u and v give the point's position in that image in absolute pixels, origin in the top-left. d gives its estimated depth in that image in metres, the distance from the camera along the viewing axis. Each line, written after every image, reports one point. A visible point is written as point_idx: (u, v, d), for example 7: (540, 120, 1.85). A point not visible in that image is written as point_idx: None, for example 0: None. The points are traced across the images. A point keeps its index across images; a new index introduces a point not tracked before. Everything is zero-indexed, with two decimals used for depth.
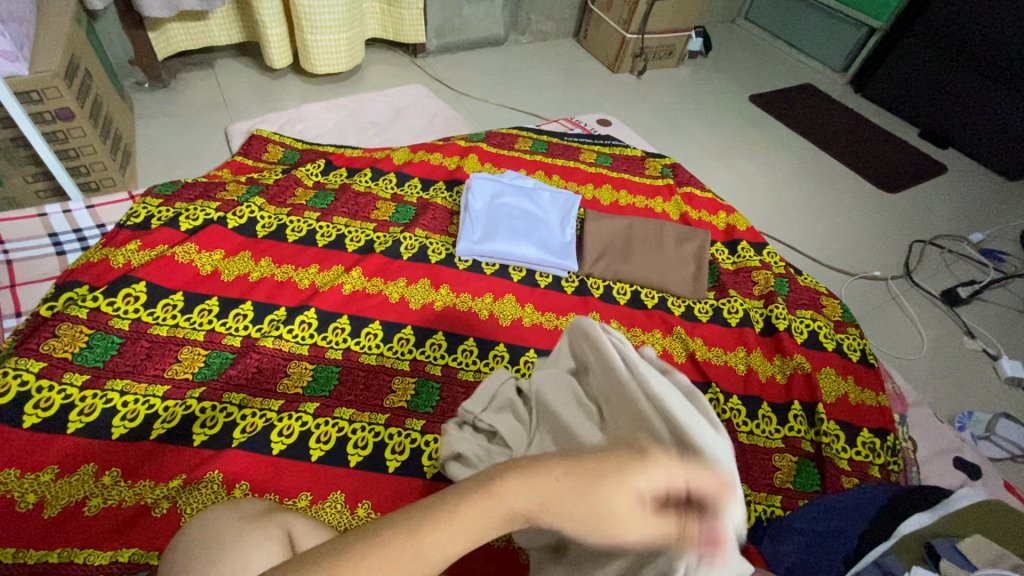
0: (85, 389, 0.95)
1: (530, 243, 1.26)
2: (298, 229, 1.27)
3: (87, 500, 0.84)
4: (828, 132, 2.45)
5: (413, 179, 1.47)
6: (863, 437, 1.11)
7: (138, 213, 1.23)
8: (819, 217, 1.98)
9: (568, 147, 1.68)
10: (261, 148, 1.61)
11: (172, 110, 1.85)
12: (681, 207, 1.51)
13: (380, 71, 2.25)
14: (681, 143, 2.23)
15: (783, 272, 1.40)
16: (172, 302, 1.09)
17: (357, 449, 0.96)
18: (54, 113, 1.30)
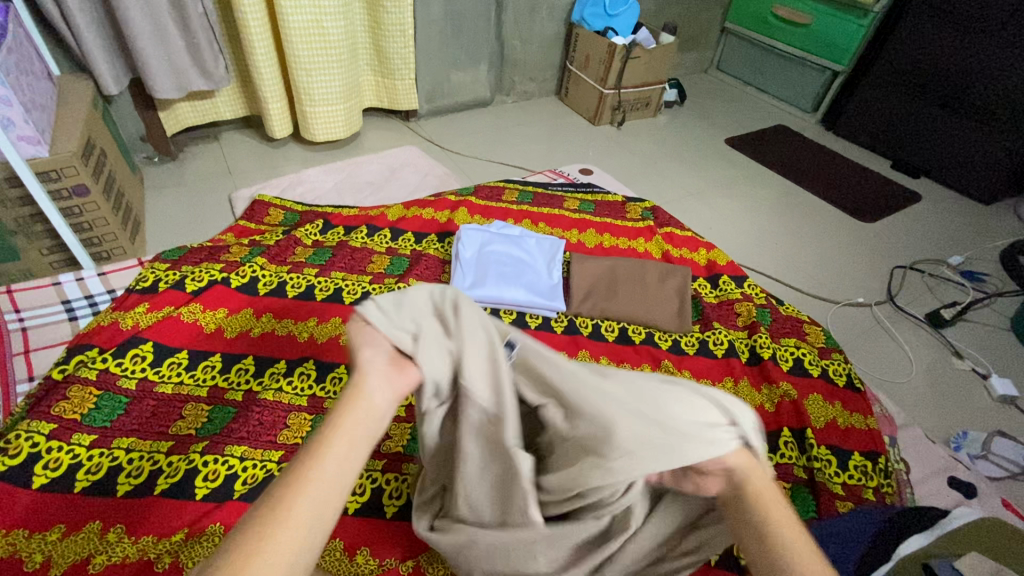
0: (93, 448, 0.99)
1: (519, 286, 1.32)
2: (298, 285, 1.34)
3: (93, 558, 0.85)
4: (803, 169, 2.57)
5: (407, 233, 1.55)
6: (855, 461, 1.12)
7: (146, 278, 1.30)
8: (800, 249, 2.06)
9: (553, 196, 1.77)
10: (262, 212, 1.71)
11: (180, 181, 1.97)
12: (662, 246, 1.58)
13: (376, 135, 2.40)
14: (662, 186, 2.34)
15: (764, 303, 1.45)
16: (177, 360, 1.14)
17: (354, 496, 0.98)
18: (70, 190, 1.40)
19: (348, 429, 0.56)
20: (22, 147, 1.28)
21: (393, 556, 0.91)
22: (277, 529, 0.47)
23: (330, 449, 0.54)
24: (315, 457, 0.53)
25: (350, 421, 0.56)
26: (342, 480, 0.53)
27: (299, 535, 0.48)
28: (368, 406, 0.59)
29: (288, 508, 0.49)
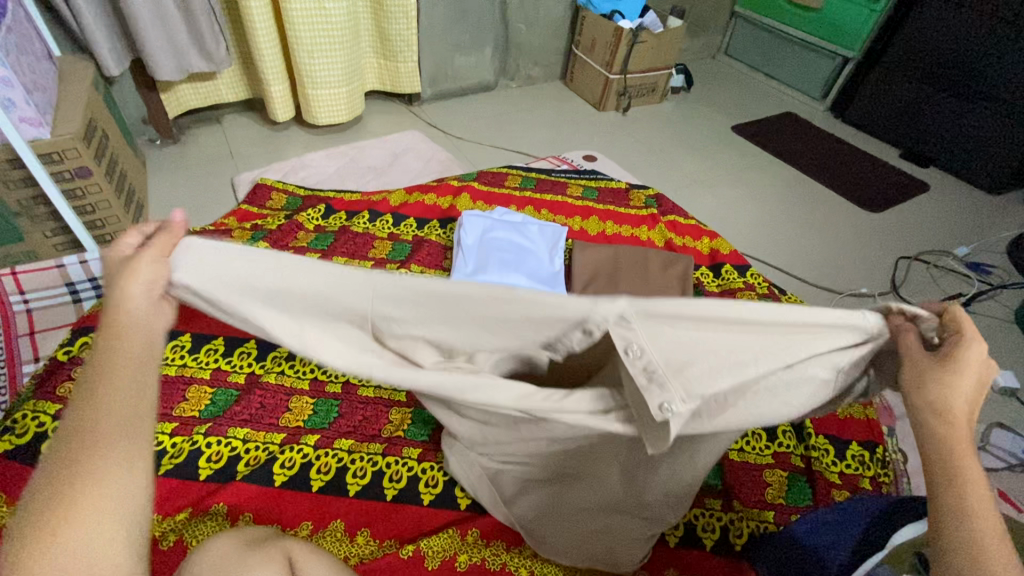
0: None
1: (521, 273, 1.32)
2: None
3: None
4: (810, 157, 2.54)
5: (409, 219, 1.55)
6: (852, 451, 1.12)
7: None
8: (805, 239, 2.04)
9: (556, 182, 1.76)
10: (265, 196, 1.71)
11: (182, 164, 1.97)
12: (665, 234, 1.57)
13: (378, 119, 2.38)
14: (667, 174, 2.32)
15: (767, 292, 1.44)
16: (180, 342, 1.15)
17: (355, 478, 1.00)
18: (73, 172, 1.40)
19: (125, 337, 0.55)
20: (25, 129, 1.28)
21: (394, 538, 0.93)
22: (100, 446, 0.48)
23: (111, 356, 0.54)
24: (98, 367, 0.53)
25: (118, 335, 0.55)
26: (142, 381, 0.54)
27: (119, 434, 0.50)
28: (139, 323, 0.57)
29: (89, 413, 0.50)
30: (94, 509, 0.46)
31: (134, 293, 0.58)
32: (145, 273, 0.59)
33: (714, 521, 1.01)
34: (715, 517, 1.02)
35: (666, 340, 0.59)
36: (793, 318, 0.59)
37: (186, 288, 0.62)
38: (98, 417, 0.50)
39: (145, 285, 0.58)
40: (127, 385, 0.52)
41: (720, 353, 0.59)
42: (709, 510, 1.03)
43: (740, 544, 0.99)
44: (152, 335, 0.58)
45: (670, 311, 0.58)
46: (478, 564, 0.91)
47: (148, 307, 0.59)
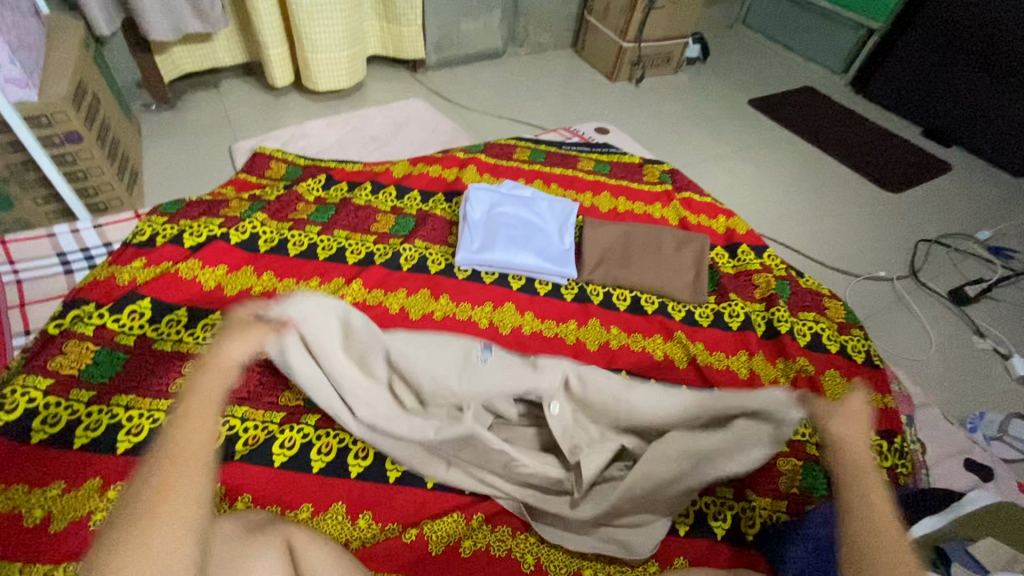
0: (91, 405, 0.97)
1: (529, 251, 1.27)
2: (300, 243, 1.29)
3: (94, 514, 0.85)
4: (829, 133, 2.44)
5: (413, 191, 1.49)
6: (869, 440, 1.09)
7: (143, 231, 1.25)
8: (822, 218, 1.97)
9: (566, 156, 1.69)
10: (264, 165, 1.64)
11: (178, 130, 1.89)
12: (680, 212, 1.51)
13: (382, 86, 2.29)
14: (680, 149, 2.23)
15: (784, 275, 1.39)
16: (176, 317, 1.11)
17: (357, 460, 0.96)
18: (62, 136, 1.33)
19: (205, 394, 0.66)
20: (10, 90, 1.21)
21: (395, 522, 0.91)
22: (177, 470, 0.58)
23: (195, 409, 0.64)
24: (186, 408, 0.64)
25: (208, 374, 0.69)
26: (209, 415, 0.64)
27: (189, 461, 0.59)
28: (221, 368, 0.70)
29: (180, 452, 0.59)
30: (162, 517, 0.54)
31: (226, 364, 0.71)
32: (240, 344, 0.73)
33: (725, 510, 0.99)
34: (727, 505, 1.00)
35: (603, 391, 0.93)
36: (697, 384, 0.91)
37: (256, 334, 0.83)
38: (180, 443, 0.60)
39: (234, 355, 0.72)
40: (200, 422, 0.63)
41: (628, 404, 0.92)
42: (720, 498, 1.00)
43: (752, 534, 0.96)
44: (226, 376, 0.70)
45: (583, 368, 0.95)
46: (482, 549, 0.89)
47: (236, 355, 0.72)
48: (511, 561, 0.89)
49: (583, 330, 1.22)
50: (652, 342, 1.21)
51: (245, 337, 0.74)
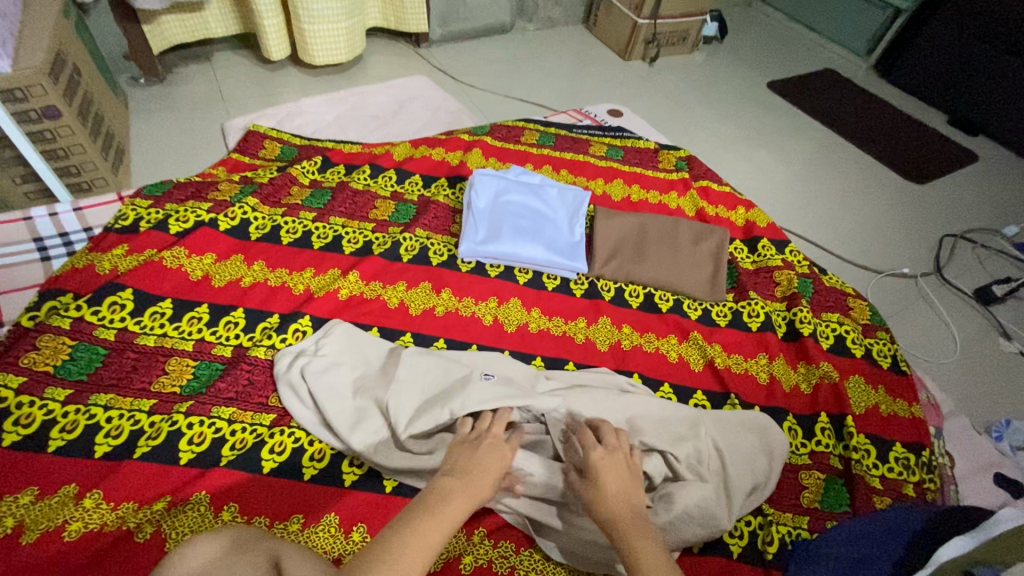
0: (67, 404, 0.91)
1: (538, 243, 1.19)
2: (294, 230, 1.21)
3: (67, 525, 0.79)
4: (851, 120, 2.33)
5: (414, 176, 1.40)
6: (896, 453, 1.03)
7: (126, 216, 1.18)
8: (843, 210, 1.88)
9: (578, 140, 1.60)
10: (257, 145, 1.55)
11: (169, 105, 1.80)
12: (697, 202, 1.42)
13: (383, 62, 2.18)
14: (695, 134, 2.13)
15: (807, 272, 1.31)
16: (159, 310, 1.04)
17: (352, 467, 0.91)
18: (39, 112, 1.25)
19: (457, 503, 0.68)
20: None
21: None
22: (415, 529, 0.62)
23: (439, 516, 0.65)
24: (436, 508, 0.66)
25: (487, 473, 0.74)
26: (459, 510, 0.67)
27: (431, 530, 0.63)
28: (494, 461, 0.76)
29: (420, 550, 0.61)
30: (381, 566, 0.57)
31: (480, 486, 0.72)
32: (495, 468, 0.75)
33: (742, 526, 0.93)
34: (744, 521, 0.93)
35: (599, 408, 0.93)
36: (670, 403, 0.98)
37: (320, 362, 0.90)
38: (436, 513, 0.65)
39: (487, 477, 0.73)
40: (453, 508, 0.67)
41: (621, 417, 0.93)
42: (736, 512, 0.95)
43: (771, 553, 0.89)
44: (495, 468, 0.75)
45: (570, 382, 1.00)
46: (483, 565, 0.83)
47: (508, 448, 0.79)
48: None
49: (594, 329, 1.15)
50: (666, 343, 1.14)
51: (497, 463, 0.76)
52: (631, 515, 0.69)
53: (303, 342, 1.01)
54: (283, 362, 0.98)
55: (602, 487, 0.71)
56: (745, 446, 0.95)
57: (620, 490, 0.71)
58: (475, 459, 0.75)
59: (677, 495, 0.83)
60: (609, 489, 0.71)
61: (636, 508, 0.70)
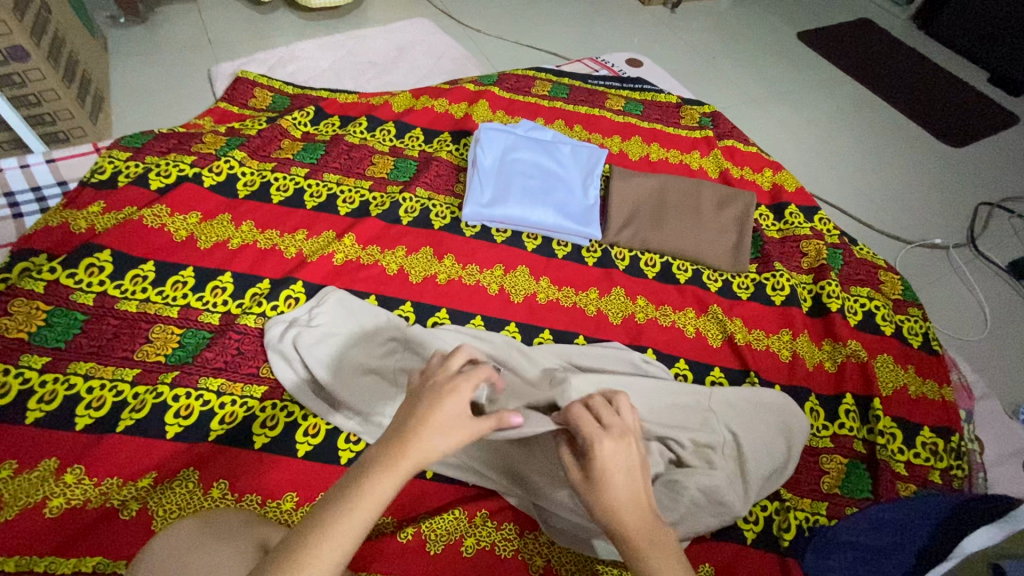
0: (45, 372, 0.85)
1: (548, 207, 1.10)
2: (284, 188, 1.12)
3: (48, 500, 0.75)
4: (887, 75, 2.16)
5: (415, 129, 1.29)
6: (923, 438, 0.97)
7: (103, 169, 1.09)
8: (873, 174, 1.76)
9: (593, 92, 1.47)
10: (247, 93, 1.44)
11: (151, 48, 1.66)
12: (721, 163, 1.31)
13: (382, 3, 2.01)
14: (717, 87, 1.98)
15: (837, 242, 1.22)
16: (141, 273, 0.97)
17: (348, 443, 0.86)
18: (4, 53, 1.14)
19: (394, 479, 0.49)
20: None
21: (391, 516, 0.81)
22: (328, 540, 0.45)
23: (369, 493, 0.48)
24: (357, 498, 0.48)
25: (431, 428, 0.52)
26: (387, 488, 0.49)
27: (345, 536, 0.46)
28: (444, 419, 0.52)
29: (332, 543, 0.45)
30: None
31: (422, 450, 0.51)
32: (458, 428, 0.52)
33: (758, 511, 0.88)
34: (760, 506, 0.89)
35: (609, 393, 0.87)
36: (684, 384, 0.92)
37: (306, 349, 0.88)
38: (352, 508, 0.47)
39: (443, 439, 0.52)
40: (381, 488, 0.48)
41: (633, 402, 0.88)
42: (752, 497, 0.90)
43: (787, 540, 0.85)
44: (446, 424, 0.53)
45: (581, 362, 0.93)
46: (486, 548, 0.79)
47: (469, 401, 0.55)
48: (518, 563, 0.78)
49: (606, 300, 1.07)
50: (683, 317, 1.07)
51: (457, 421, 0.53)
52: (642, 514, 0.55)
53: (295, 309, 0.95)
54: (274, 331, 0.92)
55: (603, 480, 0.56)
56: (765, 431, 0.89)
57: (626, 481, 0.56)
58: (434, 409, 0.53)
59: (684, 483, 0.79)
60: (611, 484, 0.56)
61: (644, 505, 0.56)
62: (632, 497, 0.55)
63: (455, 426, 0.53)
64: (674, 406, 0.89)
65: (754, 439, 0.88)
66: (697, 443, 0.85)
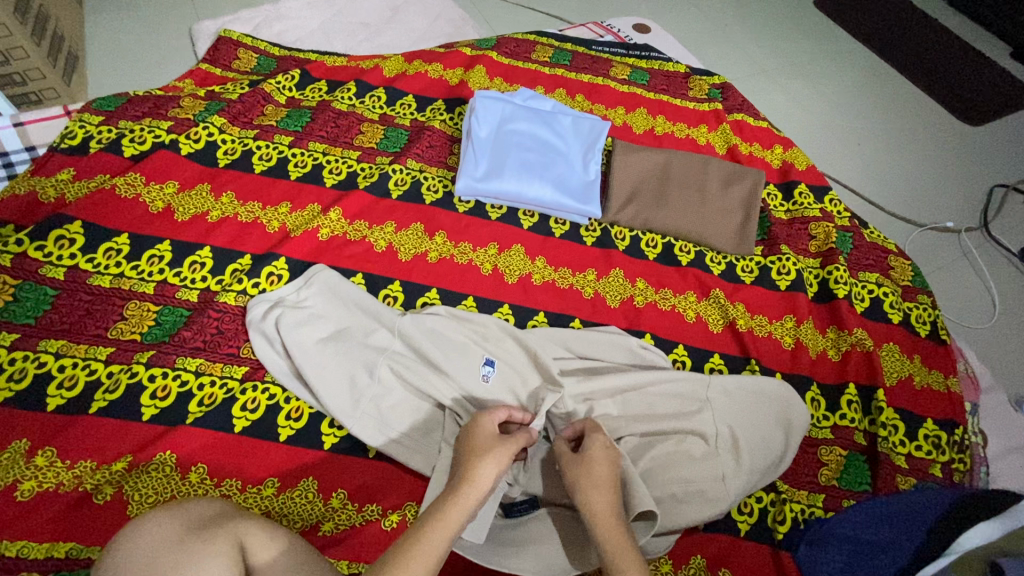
0: (14, 350, 0.81)
1: (546, 182, 1.04)
2: (267, 157, 1.06)
3: (19, 484, 0.72)
4: (908, 45, 2.05)
5: (406, 96, 1.22)
6: (926, 431, 0.94)
7: (73, 134, 1.03)
8: (887, 153, 1.69)
9: (597, 58, 1.38)
10: (229, 53, 1.35)
11: (128, 2, 1.56)
12: (730, 138, 1.25)
13: None
14: (728, 57, 1.88)
15: (847, 225, 1.17)
16: (115, 246, 0.92)
17: (333, 429, 0.83)
18: None
19: (456, 510, 0.61)
20: None
21: (375, 503, 0.78)
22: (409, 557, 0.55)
23: (436, 533, 0.58)
24: (428, 527, 0.59)
25: (480, 458, 0.66)
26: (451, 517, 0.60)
27: (425, 553, 0.56)
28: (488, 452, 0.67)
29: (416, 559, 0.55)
30: None
31: (480, 484, 0.64)
32: (497, 458, 0.66)
33: (753, 503, 0.86)
34: (754, 498, 0.87)
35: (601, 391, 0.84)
36: (681, 374, 0.88)
37: (286, 331, 0.83)
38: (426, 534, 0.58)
39: (493, 471, 0.65)
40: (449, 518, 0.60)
41: (630, 396, 0.85)
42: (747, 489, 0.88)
43: (781, 533, 0.84)
44: (496, 460, 0.66)
45: (577, 354, 0.90)
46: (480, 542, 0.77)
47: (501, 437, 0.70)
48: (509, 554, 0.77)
49: (604, 282, 1.03)
50: (684, 301, 1.03)
51: (500, 453, 0.67)
52: (611, 516, 0.65)
53: (280, 288, 0.89)
54: (256, 310, 0.87)
55: (588, 477, 0.68)
56: (765, 425, 0.86)
57: (595, 500, 0.66)
58: (473, 449, 0.68)
59: (665, 477, 0.79)
60: (595, 479, 0.68)
61: (617, 506, 0.67)
62: (593, 508, 0.66)
63: (496, 454, 0.67)
64: (671, 397, 0.86)
65: (751, 433, 0.85)
66: (693, 436, 0.82)
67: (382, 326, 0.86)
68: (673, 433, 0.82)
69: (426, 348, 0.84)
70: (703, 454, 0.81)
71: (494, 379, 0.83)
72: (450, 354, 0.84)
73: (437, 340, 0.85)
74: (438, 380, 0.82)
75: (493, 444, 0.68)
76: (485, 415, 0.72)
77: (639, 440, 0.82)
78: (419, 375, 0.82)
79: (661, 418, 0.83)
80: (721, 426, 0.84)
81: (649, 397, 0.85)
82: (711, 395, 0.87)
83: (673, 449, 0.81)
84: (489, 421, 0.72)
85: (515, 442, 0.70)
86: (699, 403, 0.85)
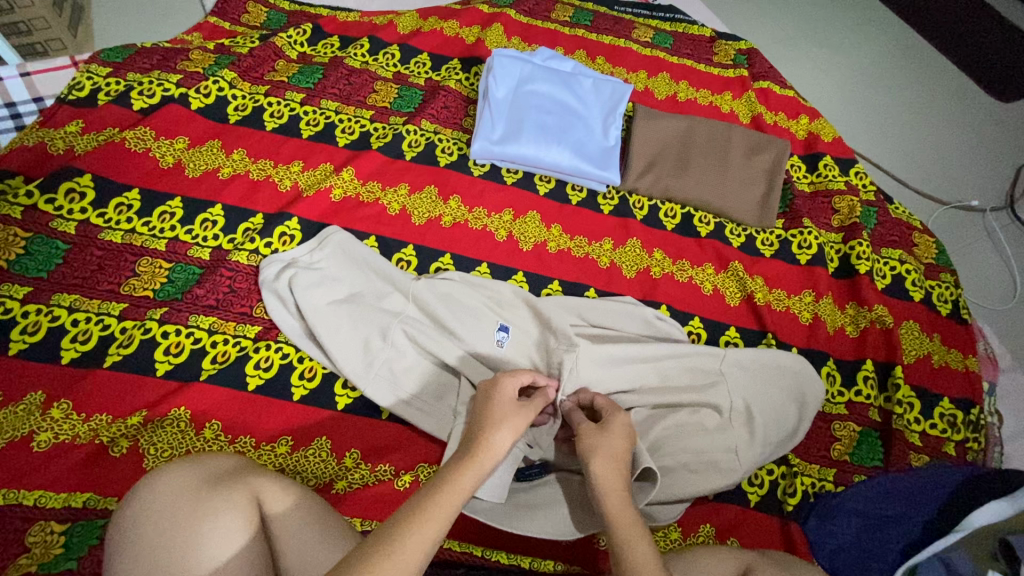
0: (27, 303, 0.81)
1: (564, 147, 1.01)
2: (279, 114, 1.04)
3: (36, 435, 0.73)
4: (945, 13, 1.95)
5: (421, 54, 1.18)
6: (942, 409, 0.93)
7: (81, 85, 1.00)
8: (914, 128, 1.63)
9: (619, 19, 1.33)
10: (239, 6, 1.30)
11: None
12: (754, 107, 1.21)
13: None
14: (753, 23, 1.81)
15: (872, 199, 1.14)
16: (126, 202, 0.91)
17: (346, 390, 0.83)
18: None
19: (470, 474, 0.59)
20: None
21: (387, 463, 0.78)
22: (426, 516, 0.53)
23: (448, 495, 0.56)
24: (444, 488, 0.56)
25: (496, 426, 0.65)
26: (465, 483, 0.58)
27: (442, 512, 0.54)
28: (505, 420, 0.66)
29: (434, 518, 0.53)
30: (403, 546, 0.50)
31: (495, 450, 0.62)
32: (514, 425, 0.65)
33: (764, 475, 0.87)
34: (766, 470, 0.87)
35: (616, 360, 0.82)
36: (697, 347, 0.86)
37: (297, 290, 0.82)
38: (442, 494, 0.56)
39: (508, 439, 0.64)
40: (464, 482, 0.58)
41: (645, 367, 0.83)
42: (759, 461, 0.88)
43: (790, 505, 0.85)
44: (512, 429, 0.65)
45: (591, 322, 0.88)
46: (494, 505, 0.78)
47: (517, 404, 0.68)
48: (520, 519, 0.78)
49: (621, 252, 1.01)
50: (701, 273, 1.01)
51: (518, 421, 0.66)
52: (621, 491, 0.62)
53: (292, 249, 0.88)
54: (269, 270, 0.86)
55: (603, 450, 0.65)
56: (780, 398, 0.85)
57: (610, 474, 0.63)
58: (491, 415, 0.66)
59: (679, 447, 0.78)
60: (611, 452, 0.65)
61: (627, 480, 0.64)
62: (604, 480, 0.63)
63: (513, 422, 0.66)
64: (687, 369, 0.84)
65: (766, 407, 0.84)
66: (707, 409, 0.82)
67: (395, 289, 0.85)
68: (687, 404, 0.81)
69: (438, 310, 0.83)
70: (716, 427, 0.81)
71: (508, 344, 0.82)
72: (463, 318, 0.83)
73: (449, 302, 0.84)
74: (450, 343, 0.81)
75: (510, 412, 0.67)
76: (503, 380, 0.71)
77: (652, 411, 0.81)
78: (432, 336, 0.82)
79: (675, 389, 0.82)
80: (736, 399, 0.83)
81: (664, 369, 0.83)
82: (727, 369, 0.86)
83: (687, 421, 0.80)
84: (507, 384, 0.71)
85: (531, 410, 0.68)
86: (715, 377, 0.84)
